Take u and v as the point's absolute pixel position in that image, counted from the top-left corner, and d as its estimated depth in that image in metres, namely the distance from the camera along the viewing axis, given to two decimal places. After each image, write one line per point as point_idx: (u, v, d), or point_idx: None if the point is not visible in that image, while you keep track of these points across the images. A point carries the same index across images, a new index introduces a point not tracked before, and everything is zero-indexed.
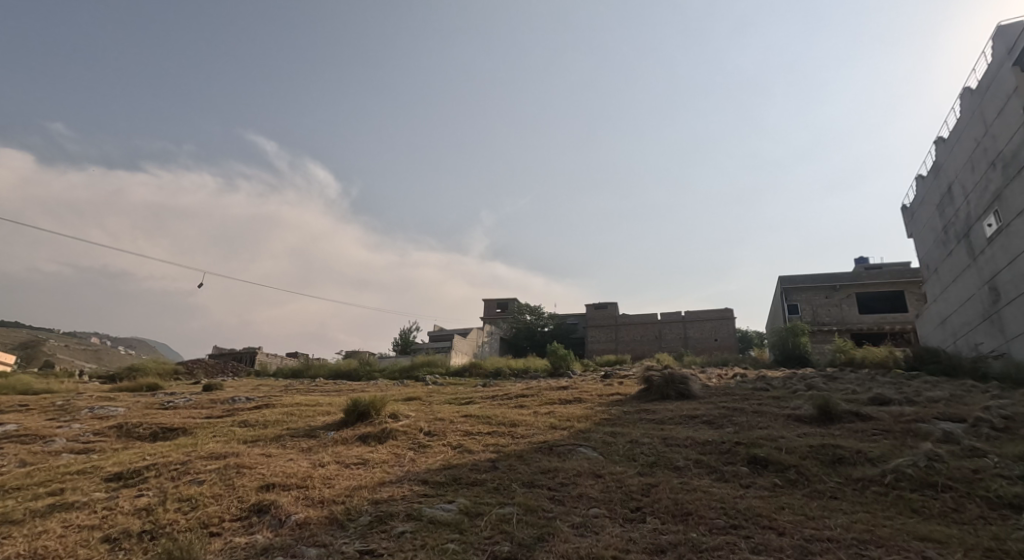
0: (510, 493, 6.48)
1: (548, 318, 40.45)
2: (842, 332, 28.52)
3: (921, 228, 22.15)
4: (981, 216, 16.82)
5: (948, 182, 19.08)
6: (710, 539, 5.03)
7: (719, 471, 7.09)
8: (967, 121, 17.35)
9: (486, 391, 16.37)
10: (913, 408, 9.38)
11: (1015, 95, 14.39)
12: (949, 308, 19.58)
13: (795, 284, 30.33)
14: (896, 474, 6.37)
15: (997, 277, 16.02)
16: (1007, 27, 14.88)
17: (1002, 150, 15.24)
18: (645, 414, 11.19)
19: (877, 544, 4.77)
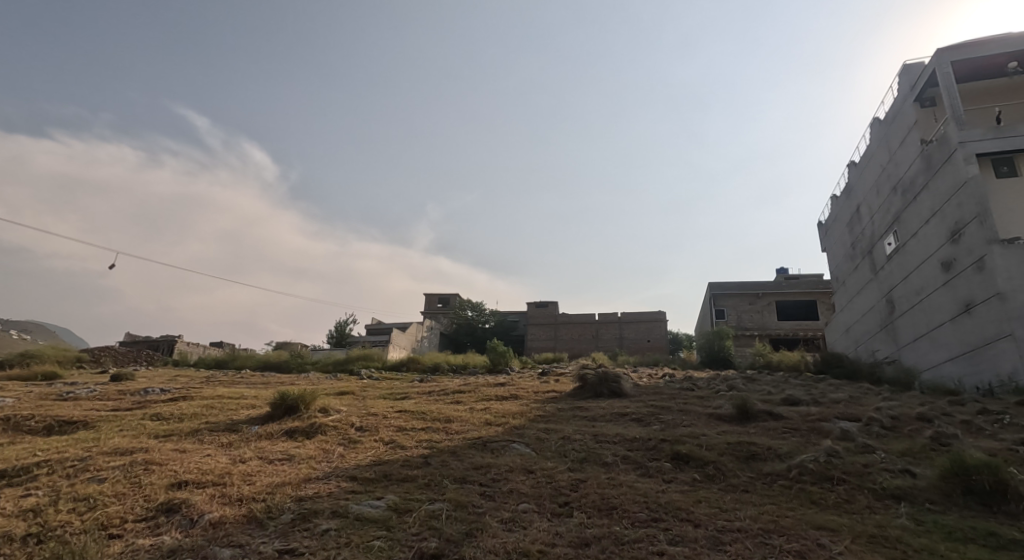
0: (441, 489, 6.45)
1: (490, 315, 40.63)
2: (762, 337, 30.20)
3: (832, 243, 23.91)
4: (883, 235, 18.39)
5: (857, 203, 20.73)
6: (632, 532, 5.23)
7: (644, 467, 7.39)
8: (874, 148, 18.92)
9: (422, 386, 16.20)
10: (819, 408, 10.15)
11: (916, 129, 15.82)
12: (853, 318, 21.29)
13: (723, 290, 31.92)
14: (800, 468, 6.87)
15: (894, 291, 17.57)
16: (910, 67, 16.33)
17: (903, 177, 16.71)
18: (578, 411, 11.46)
19: (780, 533, 5.13)
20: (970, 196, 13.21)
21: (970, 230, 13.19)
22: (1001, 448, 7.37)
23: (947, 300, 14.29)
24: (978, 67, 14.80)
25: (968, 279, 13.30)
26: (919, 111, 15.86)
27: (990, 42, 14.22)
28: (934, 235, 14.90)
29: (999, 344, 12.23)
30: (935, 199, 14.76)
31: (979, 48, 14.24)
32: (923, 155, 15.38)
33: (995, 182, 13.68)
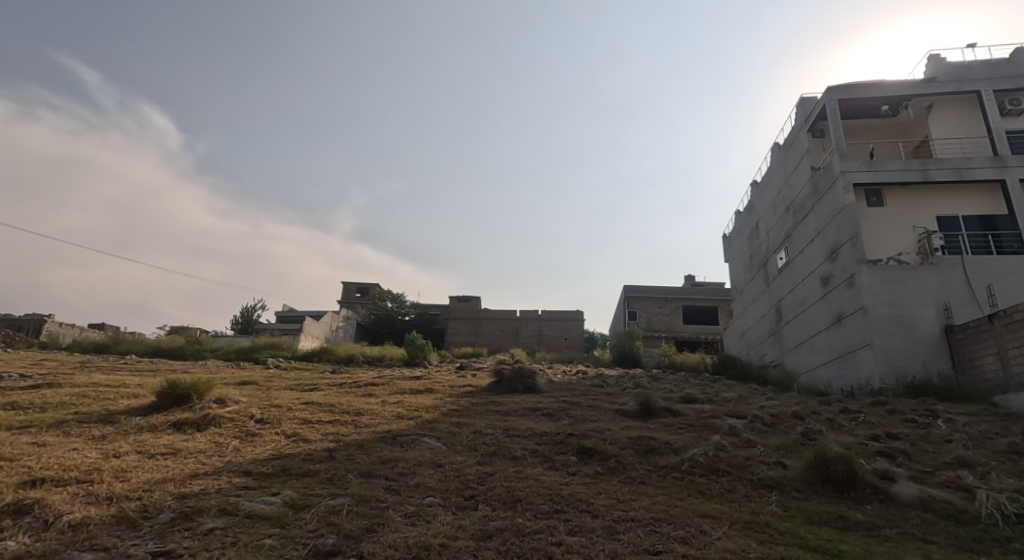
0: (344, 484, 6.24)
1: (410, 307, 39.88)
2: (668, 339, 31.85)
3: (734, 255, 25.74)
4: (776, 250, 20.07)
5: (756, 219, 22.46)
6: (533, 523, 5.34)
7: (551, 460, 7.57)
8: (773, 170, 20.56)
9: (333, 378, 15.59)
10: (712, 406, 10.92)
11: (808, 156, 17.38)
12: (747, 324, 23.08)
13: (636, 293, 33.37)
14: (692, 461, 7.35)
15: (782, 301, 19.25)
16: (806, 100, 17.90)
17: (795, 198, 18.31)
18: (492, 406, 11.53)
19: (668, 521, 5.45)
20: (846, 220, 14.74)
21: (845, 250, 14.70)
22: (856, 442, 8.31)
23: (824, 311, 15.85)
24: (859, 106, 16.49)
25: (841, 294, 14.82)
26: (811, 140, 17.44)
27: (870, 85, 15.89)
28: (816, 253, 16.47)
29: (861, 352, 13.73)
30: (819, 221, 16.31)
31: (861, 90, 15.89)
32: (811, 180, 16.93)
33: (867, 210, 15.39)
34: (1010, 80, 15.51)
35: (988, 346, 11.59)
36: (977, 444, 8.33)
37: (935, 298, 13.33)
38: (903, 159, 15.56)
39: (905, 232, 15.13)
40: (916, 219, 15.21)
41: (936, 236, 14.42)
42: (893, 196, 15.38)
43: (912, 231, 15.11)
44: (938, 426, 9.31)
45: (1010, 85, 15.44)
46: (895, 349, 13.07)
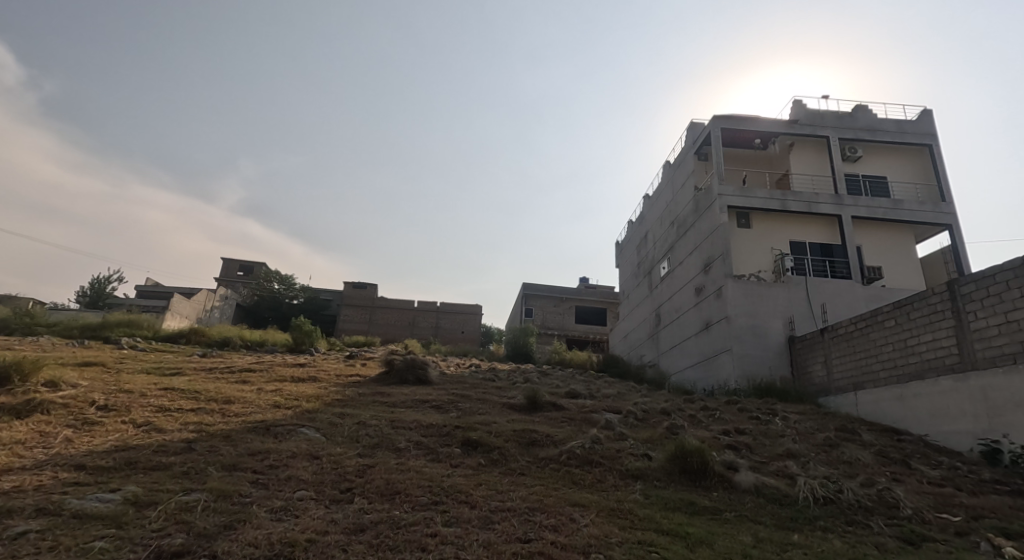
0: (202, 478, 5.68)
1: (299, 290, 37.59)
2: (560, 337, 32.95)
3: (624, 261, 27.23)
4: (660, 260, 21.54)
5: (645, 229, 23.95)
6: (410, 515, 5.21)
7: (434, 452, 7.47)
8: (662, 185, 22.01)
9: (202, 363, 14.20)
10: (593, 401, 11.44)
11: (692, 177, 18.85)
12: (630, 326, 24.55)
13: (534, 291, 34.15)
14: (569, 453, 7.63)
15: (661, 307, 20.72)
16: (695, 125, 19.40)
17: (679, 213, 19.77)
18: (379, 396, 11.16)
19: (542, 510, 5.59)
20: (719, 238, 16.19)
21: (716, 265, 16.15)
22: (711, 436, 9.14)
23: (695, 318, 17.31)
24: (736, 136, 18.21)
25: (710, 303, 16.26)
26: (696, 161, 18.91)
27: (745, 119, 17.64)
28: (692, 265, 17.92)
29: (722, 356, 15.18)
30: (697, 236, 17.76)
31: (738, 122, 17.58)
32: (694, 198, 18.37)
33: (735, 230, 17.03)
34: (854, 130, 17.87)
35: (817, 356, 13.26)
36: (804, 438, 9.53)
37: (783, 312, 15.05)
38: (768, 188, 17.37)
39: (764, 252, 16.91)
40: (773, 242, 17.04)
41: (788, 258, 16.22)
42: (758, 220, 17.19)
43: (770, 252, 16.91)
44: (776, 422, 10.53)
45: (853, 135, 17.79)
46: (749, 355, 14.60)
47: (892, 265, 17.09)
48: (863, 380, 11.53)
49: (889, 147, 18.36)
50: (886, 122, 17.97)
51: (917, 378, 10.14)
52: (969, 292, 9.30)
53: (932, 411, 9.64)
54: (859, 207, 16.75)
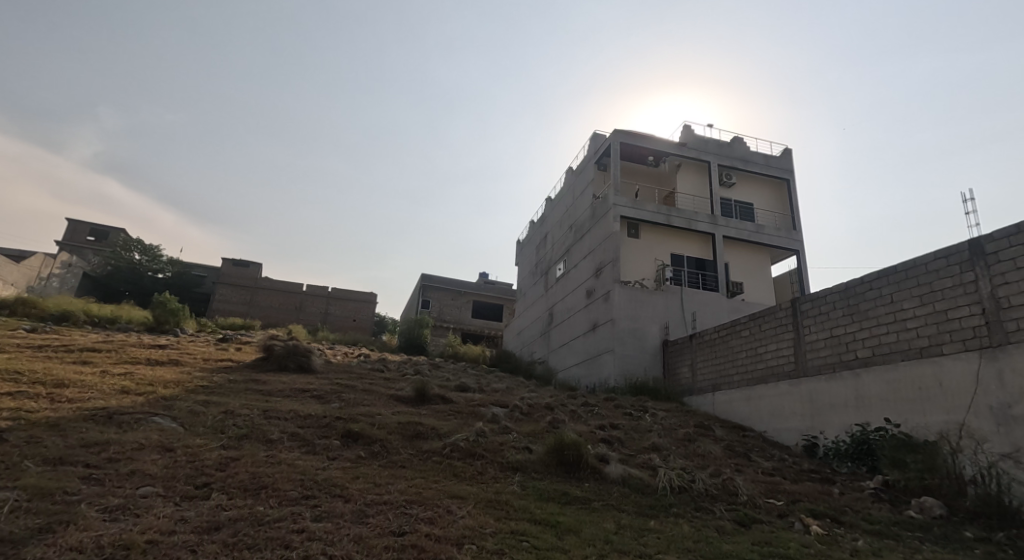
0: (18, 475, 4.91)
1: (166, 263, 33.89)
2: (455, 330, 32.75)
3: (523, 260, 27.79)
4: (556, 261, 22.30)
5: (545, 231, 24.65)
6: (275, 511, 4.90)
7: (310, 444, 7.10)
8: (564, 191, 22.78)
9: (34, 339, 12.26)
10: (481, 395, 11.53)
11: (592, 185, 19.72)
12: (524, 324, 25.16)
13: (431, 282, 33.74)
14: (453, 446, 7.62)
15: (554, 306, 21.45)
16: (598, 136, 20.30)
17: (577, 219, 20.58)
18: (252, 384, 10.37)
19: (419, 503, 5.52)
20: (611, 245, 17.12)
21: (606, 270, 17.07)
22: (588, 430, 9.63)
23: (583, 319, 18.15)
24: (632, 151, 19.36)
25: (598, 305, 17.14)
26: (596, 171, 19.80)
27: (641, 136, 18.87)
28: (585, 268, 18.76)
29: (605, 356, 16.06)
30: (592, 242, 18.62)
31: (633, 138, 18.74)
32: (592, 205, 19.23)
33: (625, 239, 18.08)
34: (730, 159, 19.76)
35: (685, 359, 14.48)
36: (668, 432, 10.37)
37: (660, 318, 16.25)
38: (656, 203, 18.63)
39: (649, 262, 18.12)
40: (657, 254, 18.29)
41: (668, 269, 17.49)
42: (646, 231, 18.42)
43: (653, 263, 18.13)
44: (645, 418, 11.35)
45: (730, 163, 19.66)
46: (629, 356, 15.57)
47: (752, 281, 19.07)
48: (720, 382, 12.78)
49: (756, 178, 20.47)
50: (757, 155, 20.13)
51: (761, 382, 11.43)
52: (806, 310, 10.65)
53: (771, 411, 10.95)
54: (730, 228, 18.50)
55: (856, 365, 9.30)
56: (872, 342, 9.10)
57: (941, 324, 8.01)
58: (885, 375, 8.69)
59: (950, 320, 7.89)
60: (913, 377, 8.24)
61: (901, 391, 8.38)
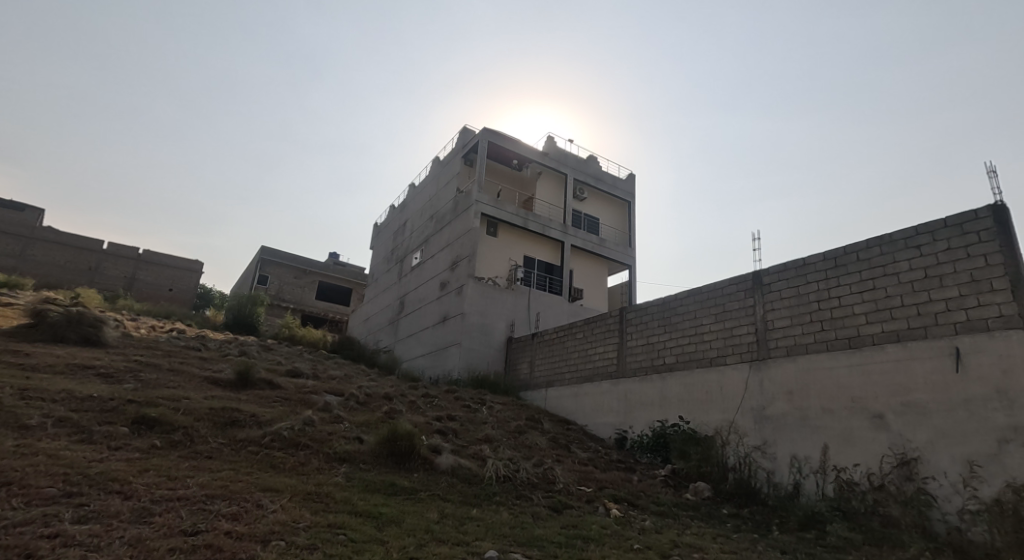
0: None
1: None
2: (296, 311, 30.44)
3: (378, 244, 26.86)
4: (412, 250, 21.95)
5: (405, 218, 24.13)
6: (20, 514, 4.08)
7: (86, 432, 6.06)
8: (428, 179, 22.51)
9: None
10: (314, 382, 10.87)
11: (456, 178, 19.75)
12: (372, 310, 24.36)
13: (270, 256, 30.93)
14: (273, 435, 7.07)
15: (406, 295, 21.08)
16: (466, 131, 20.38)
17: (439, 209, 20.47)
18: (12, 357, 8.53)
19: (222, 498, 5.02)
20: (469, 240, 17.35)
21: (462, 264, 17.26)
22: (424, 421, 9.61)
23: (434, 310, 18.13)
24: (498, 152, 19.80)
25: (450, 298, 17.25)
26: (462, 165, 19.87)
27: (507, 139, 19.41)
28: (441, 260, 18.75)
29: (451, 348, 16.22)
30: (450, 234, 18.68)
31: (500, 139, 19.18)
32: (454, 198, 19.27)
33: (483, 236, 18.39)
34: (584, 175, 21.23)
35: (526, 357, 15.21)
36: (501, 425, 10.79)
37: (507, 315, 16.86)
38: (515, 206, 19.26)
39: (503, 261, 18.61)
40: (511, 254, 18.85)
41: (519, 269, 18.09)
42: (503, 231, 18.90)
43: (507, 263, 18.67)
44: (482, 410, 11.68)
45: (584, 178, 21.11)
46: (475, 350, 15.91)
47: (592, 289, 20.65)
48: (554, 379, 13.67)
49: (604, 196, 22.22)
50: (608, 175, 21.90)
51: (588, 381, 12.45)
52: (630, 318, 11.79)
53: (593, 407, 11.98)
54: (577, 238, 19.83)
55: (664, 369, 10.57)
56: (678, 351, 10.40)
57: (728, 339, 9.44)
58: (684, 379, 10.01)
59: (734, 336, 9.35)
60: (703, 382, 9.61)
61: (695, 393, 9.73)
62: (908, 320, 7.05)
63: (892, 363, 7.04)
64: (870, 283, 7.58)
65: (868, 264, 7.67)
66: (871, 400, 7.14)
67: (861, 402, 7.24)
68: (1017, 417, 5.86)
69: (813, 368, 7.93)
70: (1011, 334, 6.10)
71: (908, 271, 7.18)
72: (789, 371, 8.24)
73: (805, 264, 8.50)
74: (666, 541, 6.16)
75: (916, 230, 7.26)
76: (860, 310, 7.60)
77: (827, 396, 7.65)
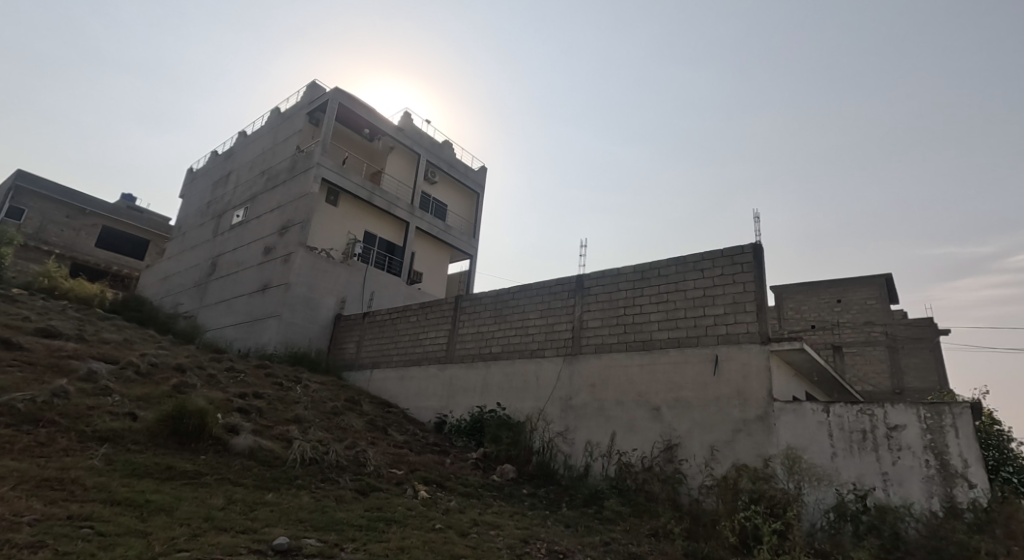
0: None
1: None
2: (62, 258, 25.19)
3: (191, 194, 23.51)
4: (235, 206, 19.63)
5: (230, 168, 21.45)
6: None
7: None
8: (264, 131, 20.32)
9: None
10: (75, 345, 9.11)
11: (297, 135, 18.12)
12: (175, 268, 21.24)
13: (33, 186, 25.17)
14: (1, 409, 5.75)
15: (220, 256, 18.78)
16: (315, 87, 18.81)
17: (272, 166, 18.60)
18: None
19: None
20: (304, 205, 16.07)
21: (292, 230, 15.93)
22: (222, 398, 8.66)
23: (253, 277, 16.45)
24: (348, 117, 18.66)
25: (274, 266, 15.81)
26: (306, 123, 18.28)
27: (360, 105, 18.40)
28: (269, 223, 17.09)
29: (269, 321, 14.90)
30: (283, 196, 17.11)
31: (352, 103, 18.11)
32: (292, 157, 17.67)
33: (322, 204, 16.92)
34: (437, 159, 21.08)
35: (353, 336, 14.62)
36: (314, 405, 10.18)
37: (338, 291, 15.99)
38: (361, 177, 18.39)
39: (341, 234, 17.34)
40: (351, 228, 17.72)
41: (357, 245, 17.20)
42: (345, 202, 17.63)
43: (345, 236, 17.48)
44: (295, 389, 10.94)
45: (436, 162, 20.95)
46: (296, 324, 14.82)
47: (431, 274, 20.55)
48: (380, 360, 13.39)
49: (455, 184, 22.28)
50: (460, 163, 22.00)
51: (415, 364, 12.41)
52: (463, 306, 11.96)
53: (417, 390, 11.99)
54: (423, 221, 19.63)
55: (489, 358, 10.98)
56: (504, 341, 10.86)
57: (547, 334, 10.13)
58: (505, 368, 10.50)
59: (553, 331, 10.06)
60: (522, 371, 10.19)
61: (512, 382, 10.27)
62: (687, 330, 8.27)
63: (671, 364, 8.22)
64: (665, 295, 8.70)
65: (665, 279, 8.79)
66: (652, 394, 8.25)
67: (644, 396, 8.33)
68: (747, 412, 7.26)
69: (612, 364, 8.90)
70: (753, 347, 7.52)
71: (694, 288, 8.40)
72: (594, 366, 9.13)
73: (618, 274, 9.45)
74: (467, 520, 6.41)
75: (702, 255, 8.51)
76: (655, 318, 8.70)
77: (620, 390, 8.64)
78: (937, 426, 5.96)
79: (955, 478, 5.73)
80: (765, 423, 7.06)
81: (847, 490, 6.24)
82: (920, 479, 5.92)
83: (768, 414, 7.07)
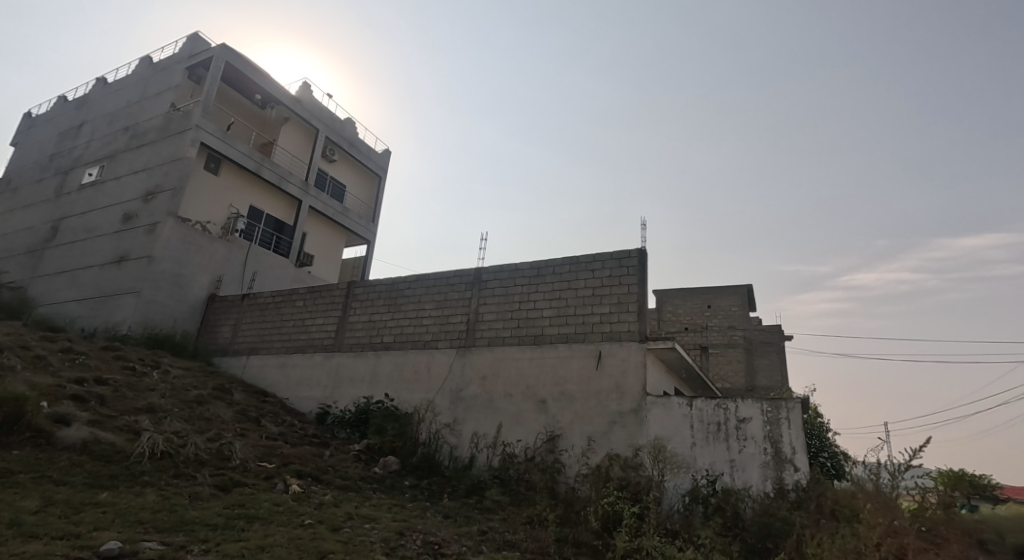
0: None
1: None
2: None
3: (30, 144, 20.11)
4: (88, 164, 17.09)
5: (83, 119, 18.62)
6: None
7: None
8: (130, 82, 17.88)
9: None
10: None
11: (172, 91, 16.18)
12: (3, 229, 18.04)
13: None
14: None
15: (64, 220, 16.25)
16: (197, 40, 16.91)
17: (139, 122, 16.44)
18: None
19: None
20: (177, 170, 14.40)
21: (160, 197, 14.22)
22: (51, 384, 7.46)
23: (107, 247, 14.44)
24: (236, 79, 17.03)
25: (134, 236, 14.00)
26: (184, 79, 16.38)
27: (251, 67, 16.84)
28: (131, 187, 15.11)
29: (125, 297, 13.18)
30: (151, 157, 15.21)
31: (241, 64, 16.53)
32: (165, 115, 15.74)
33: (200, 170, 15.19)
34: (337, 136, 19.90)
35: (229, 319, 13.39)
36: (173, 393, 9.14)
37: (212, 269, 14.55)
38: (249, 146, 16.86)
39: (222, 206, 15.51)
40: (233, 200, 15.99)
41: (240, 220, 15.47)
42: (227, 171, 15.99)
43: (228, 209, 15.69)
44: (151, 375, 9.75)
45: (335, 139, 19.77)
46: (158, 303, 13.23)
47: (323, 257, 19.40)
48: (259, 345, 12.40)
49: (355, 165, 21.19)
50: (361, 143, 20.96)
51: (298, 352, 11.64)
52: (355, 292, 11.36)
53: (300, 379, 11.26)
54: (317, 200, 18.44)
55: (379, 348, 10.55)
56: (395, 331, 10.50)
57: (442, 325, 9.93)
58: (395, 359, 10.17)
59: (447, 323, 9.89)
60: (412, 362, 9.93)
61: (402, 372, 9.96)
62: (575, 326, 8.51)
63: (558, 358, 8.42)
64: (558, 292, 8.88)
65: (558, 276, 8.97)
66: (539, 387, 8.41)
67: (531, 389, 8.47)
68: (624, 405, 7.64)
69: (504, 357, 8.94)
70: (633, 344, 7.91)
71: (584, 285, 8.65)
72: (485, 359, 9.12)
73: (515, 269, 9.47)
74: (341, 514, 6.09)
75: (593, 255, 8.78)
76: (547, 314, 8.86)
77: (509, 383, 8.70)
78: (775, 418, 6.64)
79: (785, 463, 6.43)
80: (638, 415, 7.48)
81: (702, 475, 6.78)
82: (759, 465, 6.56)
83: (641, 407, 7.49)
